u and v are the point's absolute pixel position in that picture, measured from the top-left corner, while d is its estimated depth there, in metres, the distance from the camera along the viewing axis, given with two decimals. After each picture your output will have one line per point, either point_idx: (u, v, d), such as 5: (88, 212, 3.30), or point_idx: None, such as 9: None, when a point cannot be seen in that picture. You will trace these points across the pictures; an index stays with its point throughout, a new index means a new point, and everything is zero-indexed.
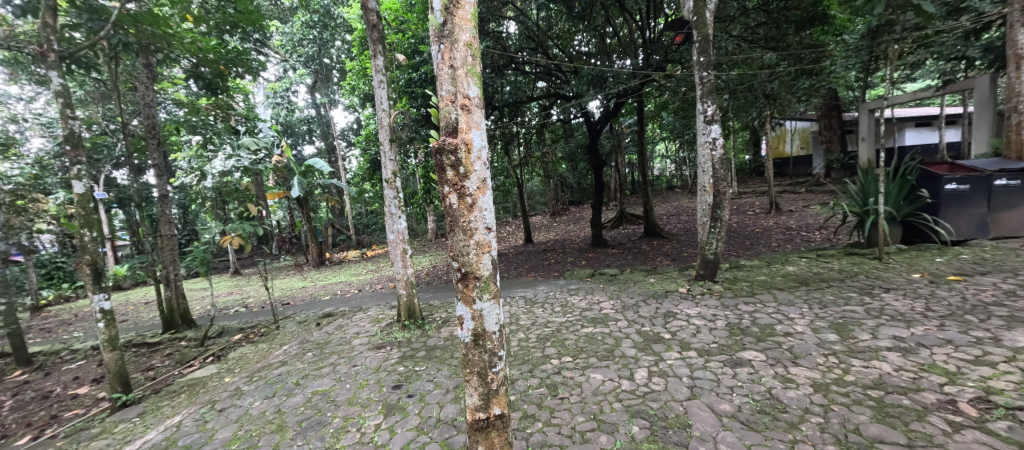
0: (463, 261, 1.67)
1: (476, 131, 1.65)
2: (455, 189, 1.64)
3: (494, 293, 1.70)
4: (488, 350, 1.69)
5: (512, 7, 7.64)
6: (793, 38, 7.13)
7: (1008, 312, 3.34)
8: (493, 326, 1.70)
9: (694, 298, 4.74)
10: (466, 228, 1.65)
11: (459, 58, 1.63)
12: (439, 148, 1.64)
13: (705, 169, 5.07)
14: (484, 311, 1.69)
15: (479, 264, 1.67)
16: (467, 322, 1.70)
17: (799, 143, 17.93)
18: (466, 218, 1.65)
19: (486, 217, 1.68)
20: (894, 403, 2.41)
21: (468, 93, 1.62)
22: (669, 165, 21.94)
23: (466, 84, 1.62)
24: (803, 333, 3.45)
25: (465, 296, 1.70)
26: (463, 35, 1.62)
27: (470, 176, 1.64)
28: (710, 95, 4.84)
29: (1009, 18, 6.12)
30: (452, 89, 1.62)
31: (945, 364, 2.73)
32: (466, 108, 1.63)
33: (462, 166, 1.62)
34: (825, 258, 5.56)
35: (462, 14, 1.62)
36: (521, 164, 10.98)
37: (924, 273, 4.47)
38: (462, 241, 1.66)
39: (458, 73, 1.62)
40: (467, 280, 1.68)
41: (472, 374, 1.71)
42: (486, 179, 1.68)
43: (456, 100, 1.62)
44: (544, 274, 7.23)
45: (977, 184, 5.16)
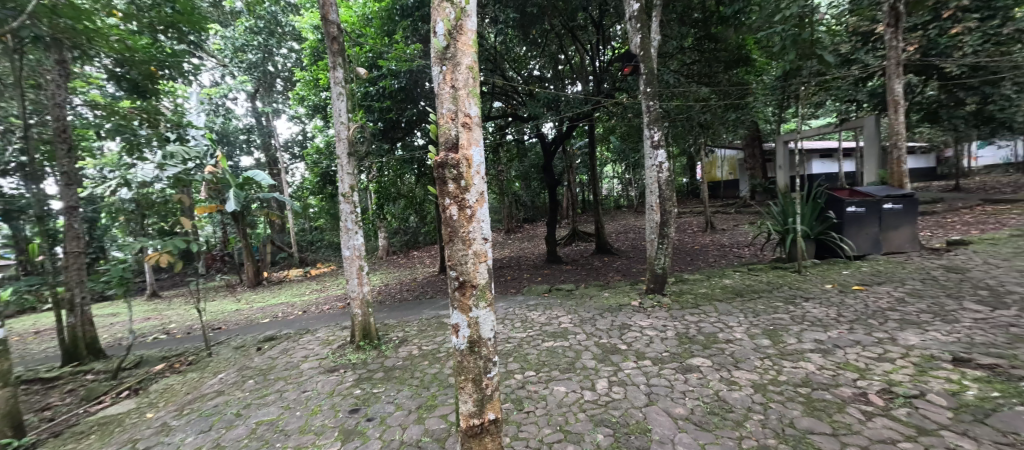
0: (462, 269, 1.71)
1: (476, 147, 1.73)
2: (456, 200, 1.68)
3: (489, 301, 1.75)
4: (483, 356, 1.73)
5: None
6: (722, 76, 8.00)
7: (901, 315, 3.90)
8: (488, 333, 1.74)
9: (646, 310, 5.02)
10: (465, 238, 1.69)
11: (461, 79, 1.70)
12: (440, 162, 1.68)
13: (651, 190, 5.47)
14: (479, 318, 1.73)
15: (476, 272, 1.72)
16: (462, 329, 1.73)
17: (728, 169, 19.88)
18: (466, 229, 1.70)
19: (484, 228, 1.74)
20: (820, 398, 2.72)
21: (470, 111, 1.70)
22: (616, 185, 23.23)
23: (466, 104, 1.70)
24: (741, 339, 3.81)
25: (461, 304, 1.73)
26: (466, 59, 1.70)
27: (470, 189, 1.70)
28: (657, 123, 5.29)
29: (888, 70, 7.27)
30: (453, 108, 1.69)
31: (856, 361, 3.13)
32: (467, 126, 1.70)
33: (463, 179, 1.68)
34: (755, 271, 6.19)
35: (466, 41, 1.71)
36: None
37: (834, 283, 5.11)
38: (461, 250, 1.70)
39: (460, 94, 1.69)
40: (464, 289, 1.72)
41: (467, 380, 1.73)
42: (484, 192, 1.73)
43: (457, 118, 1.69)
44: (503, 290, 7.29)
45: (871, 207, 6.03)
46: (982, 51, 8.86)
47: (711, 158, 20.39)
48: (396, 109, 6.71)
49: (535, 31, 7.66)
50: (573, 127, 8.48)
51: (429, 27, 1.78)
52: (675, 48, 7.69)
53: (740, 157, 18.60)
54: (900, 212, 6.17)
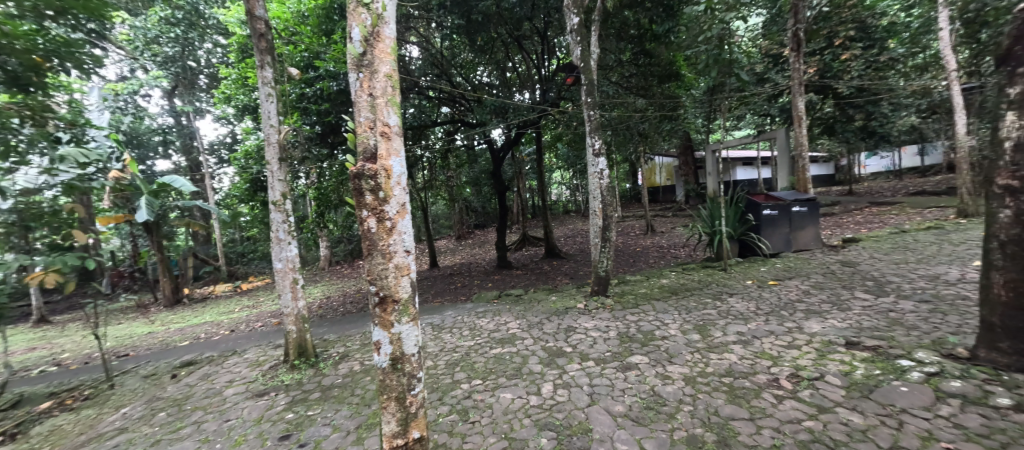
0: (382, 284, 1.70)
1: (396, 157, 1.73)
2: (374, 212, 1.67)
3: (412, 316, 1.75)
4: (407, 373, 1.73)
5: (416, 32, 7.90)
6: (657, 89, 8.52)
7: (808, 305, 4.37)
8: (412, 349, 1.74)
9: (590, 312, 5.21)
10: (385, 251, 1.69)
11: (379, 87, 1.71)
12: (357, 173, 1.66)
13: (594, 196, 5.68)
14: (402, 334, 1.72)
15: (398, 287, 1.72)
16: (384, 346, 1.71)
17: (666, 175, 21.16)
18: (385, 242, 1.69)
19: (406, 240, 1.75)
20: (741, 386, 2.96)
21: (388, 120, 1.70)
22: (564, 191, 23.89)
23: (385, 112, 1.70)
24: (675, 336, 4.07)
25: (383, 320, 1.71)
26: (383, 67, 1.71)
27: (390, 200, 1.69)
28: (598, 132, 5.53)
29: (793, 89, 8.17)
30: (371, 116, 1.69)
31: (770, 350, 3.45)
32: (386, 135, 1.70)
33: (381, 190, 1.67)
34: (688, 271, 6.64)
35: (383, 48, 1.72)
36: (425, 188, 10.86)
37: (754, 279, 5.62)
38: (380, 264, 1.69)
39: (378, 102, 1.69)
40: (385, 305, 1.71)
41: (389, 399, 1.71)
42: (406, 203, 1.74)
43: (375, 127, 1.68)
44: (452, 298, 7.20)
45: (782, 210, 6.75)
46: (864, 76, 10.40)
47: (651, 164, 21.60)
48: (335, 113, 6.44)
49: (481, 39, 7.72)
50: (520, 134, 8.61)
51: (346, 32, 1.76)
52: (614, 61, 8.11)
53: (676, 163, 19.88)
54: (806, 214, 6.94)
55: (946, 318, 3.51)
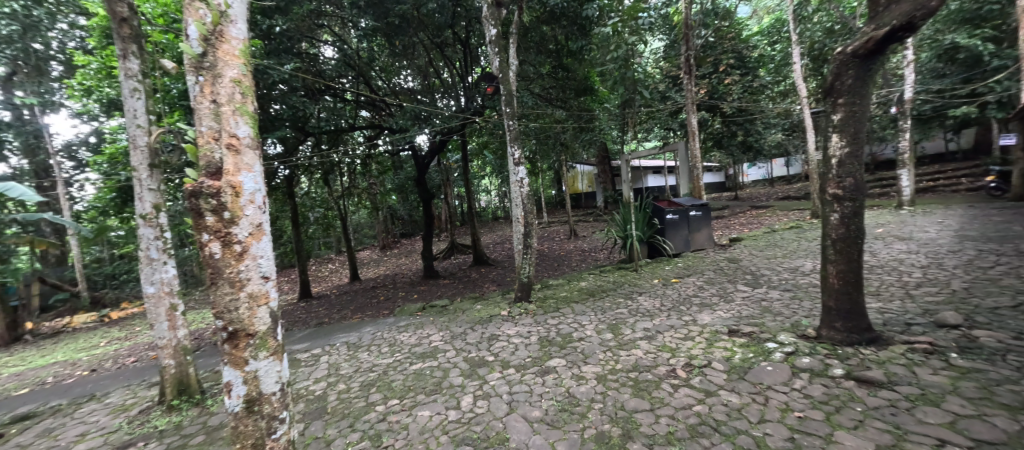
0: (230, 318, 1.69)
1: (247, 172, 1.75)
2: (218, 236, 1.67)
3: (271, 350, 1.78)
4: (265, 415, 1.75)
5: (329, 31, 7.36)
6: (574, 101, 8.92)
7: (702, 299, 4.86)
8: (272, 387, 1.77)
9: (513, 319, 5.28)
10: (233, 280, 1.70)
11: (223, 94, 1.73)
12: (196, 191, 1.64)
13: (516, 203, 5.79)
14: (259, 371, 1.74)
15: (252, 319, 1.73)
16: (237, 388, 1.71)
17: (588, 182, 22.33)
18: (234, 268, 1.70)
19: (261, 266, 1.77)
20: (644, 379, 3.18)
21: (236, 132, 1.73)
22: (493, 198, 24.13)
23: (231, 124, 1.73)
24: (591, 336, 4.28)
25: (234, 359, 1.71)
26: (228, 72, 1.75)
27: (239, 222, 1.71)
28: (517, 141, 5.65)
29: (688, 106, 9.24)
30: (215, 127, 1.70)
31: (671, 342, 3.77)
32: (232, 148, 1.72)
33: (226, 210, 1.68)
34: (605, 272, 7.05)
35: (228, 49, 1.77)
36: (343, 196, 10.25)
37: (660, 278, 6.13)
38: (230, 294, 1.69)
39: (223, 111, 1.71)
40: (237, 341, 1.71)
41: (246, 446, 1.71)
42: (258, 223, 1.77)
43: (220, 138, 1.69)
44: (373, 314, 6.83)
45: (682, 214, 7.49)
46: (743, 98, 12.08)
47: (573, 172, 22.67)
48: None
49: (400, 42, 7.52)
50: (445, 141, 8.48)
51: (184, 28, 1.76)
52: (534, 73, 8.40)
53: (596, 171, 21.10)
54: (702, 217, 7.76)
55: (802, 303, 4.14)
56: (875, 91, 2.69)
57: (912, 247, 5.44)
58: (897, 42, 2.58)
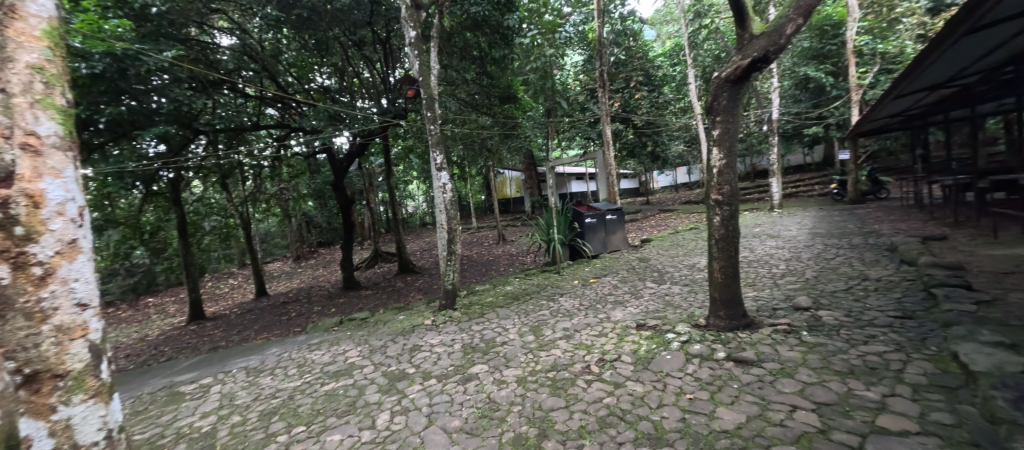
0: (26, 358, 1.50)
1: (48, 177, 1.66)
2: (7, 258, 1.51)
3: (87, 390, 1.65)
4: None
5: (226, 16, 6.61)
6: (498, 108, 8.86)
7: (617, 297, 5.17)
8: (90, 436, 1.65)
9: (437, 327, 5.15)
10: (33, 310, 1.54)
11: (13, 84, 1.61)
12: None
13: (440, 208, 5.67)
14: (72, 418, 1.60)
15: (61, 354, 1.60)
16: (39, 445, 1.50)
17: (516, 187, 22.75)
18: (31, 295, 1.55)
19: (72, 290, 1.67)
20: (561, 377, 3.27)
21: (35, 130, 1.64)
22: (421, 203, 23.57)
23: (27, 121, 1.62)
24: (514, 340, 4.32)
25: (33, 411, 1.50)
26: (22, 57, 1.64)
27: (40, 238, 1.60)
28: (439, 146, 5.54)
29: (602, 116, 9.88)
30: (5, 123, 1.56)
31: (587, 340, 3.94)
32: (29, 149, 1.61)
33: (19, 225, 1.55)
34: (530, 275, 7.20)
35: (21, 29, 1.67)
36: (247, 203, 9.27)
37: (580, 279, 6.41)
38: (27, 327, 1.52)
39: (16, 105, 1.60)
40: (38, 386, 1.52)
41: None
42: (68, 237, 1.69)
43: (12, 136, 1.57)
44: (282, 332, 6.24)
45: (599, 218, 7.93)
46: (652, 111, 13.22)
47: (502, 177, 22.97)
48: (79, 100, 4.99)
49: (313, 37, 6.87)
50: (365, 143, 8.08)
51: None
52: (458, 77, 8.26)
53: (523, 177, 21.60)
54: (618, 221, 8.29)
55: (698, 295, 4.60)
56: (742, 112, 3.08)
57: (784, 242, 6.32)
58: (757, 72, 2.99)
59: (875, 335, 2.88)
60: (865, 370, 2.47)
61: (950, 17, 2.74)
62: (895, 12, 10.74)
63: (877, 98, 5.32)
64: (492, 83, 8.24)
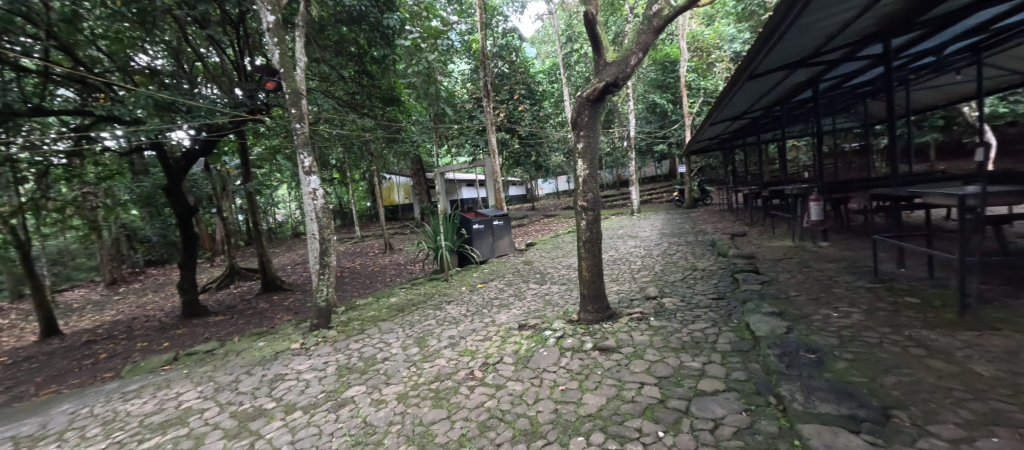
0: None
1: None
2: None
3: None
4: None
5: None
6: (381, 111, 8.26)
7: (501, 300, 5.35)
8: None
9: (307, 351, 4.64)
10: None
11: None
12: None
13: (311, 218, 5.15)
14: None
15: None
16: None
17: (404, 194, 22.05)
18: None
19: None
20: (443, 387, 3.21)
21: None
22: (294, 211, 21.24)
23: None
24: (395, 355, 4.13)
25: None
26: None
27: None
28: (308, 147, 5.06)
29: (488, 124, 10.15)
30: None
31: (471, 345, 3.99)
32: None
33: None
34: (416, 285, 6.99)
35: None
36: (38, 214, 7.17)
37: (467, 285, 6.47)
38: None
39: None
40: None
41: None
42: None
43: None
44: (84, 382, 4.88)
45: (487, 223, 8.11)
46: (533, 124, 14.06)
47: (388, 183, 22.04)
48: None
49: None
50: (213, 141, 6.95)
51: None
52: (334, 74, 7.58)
53: (412, 183, 21.05)
54: (504, 226, 8.59)
55: (572, 293, 5.03)
56: (601, 128, 3.48)
57: (642, 242, 7.27)
58: (611, 94, 3.42)
59: (699, 314, 3.50)
60: (692, 345, 2.98)
61: (743, 58, 3.49)
62: (714, 56, 13.49)
63: (707, 121, 6.40)
64: (373, 83, 7.84)
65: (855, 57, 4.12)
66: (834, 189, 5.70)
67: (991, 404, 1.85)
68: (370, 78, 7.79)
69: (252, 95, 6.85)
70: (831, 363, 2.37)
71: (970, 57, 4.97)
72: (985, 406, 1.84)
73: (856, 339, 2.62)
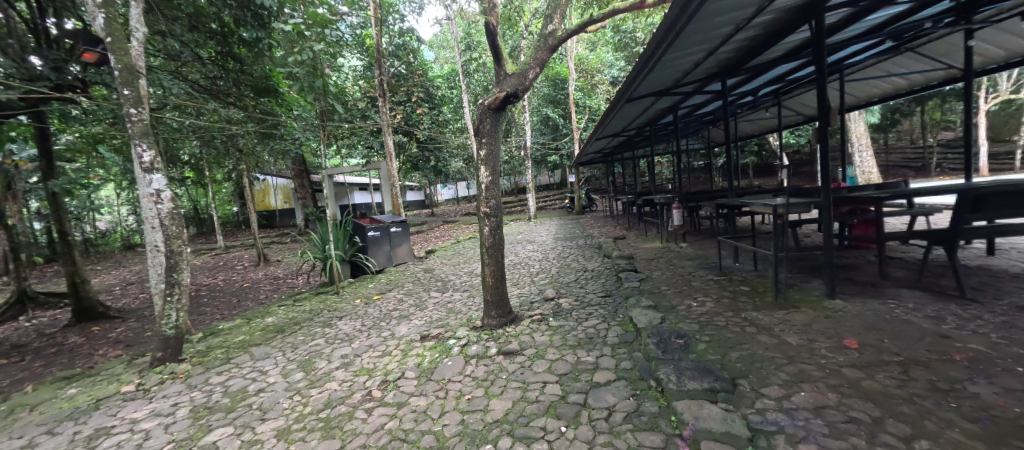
0: None
1: None
2: None
3: None
4: None
5: None
6: (252, 101, 7.26)
7: (400, 312, 5.12)
8: None
9: (148, 393, 3.63)
10: None
11: None
12: None
13: (152, 226, 4.06)
14: None
15: None
16: None
17: (283, 197, 19.69)
18: None
19: None
20: (336, 414, 2.90)
21: None
22: (129, 217, 17.27)
23: None
24: (274, 383, 3.60)
25: None
26: None
27: None
28: (148, 138, 4.00)
29: (383, 126, 9.65)
30: None
31: (367, 364, 3.71)
32: None
33: None
34: (299, 302, 6.25)
35: None
36: None
37: (362, 297, 6.04)
38: None
39: None
40: None
41: None
42: None
43: None
44: None
45: (383, 230, 7.68)
46: (432, 128, 13.73)
47: (262, 184, 19.45)
48: None
49: None
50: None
51: None
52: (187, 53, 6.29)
53: (293, 186, 18.94)
54: (402, 233, 8.25)
55: (474, 300, 5.06)
56: (502, 137, 3.60)
57: (538, 246, 7.66)
58: (512, 105, 3.56)
59: (591, 312, 3.88)
60: (587, 341, 3.28)
61: (623, 83, 4.00)
62: (596, 78, 15.06)
63: (592, 134, 7.05)
64: (242, 69, 6.75)
65: (703, 92, 5.03)
66: (691, 198, 6.76)
67: (798, 365, 2.44)
68: (240, 64, 6.73)
69: (60, 68, 5.24)
70: (694, 345, 2.84)
71: (773, 99, 6.48)
72: (795, 367, 2.42)
73: (710, 323, 3.19)
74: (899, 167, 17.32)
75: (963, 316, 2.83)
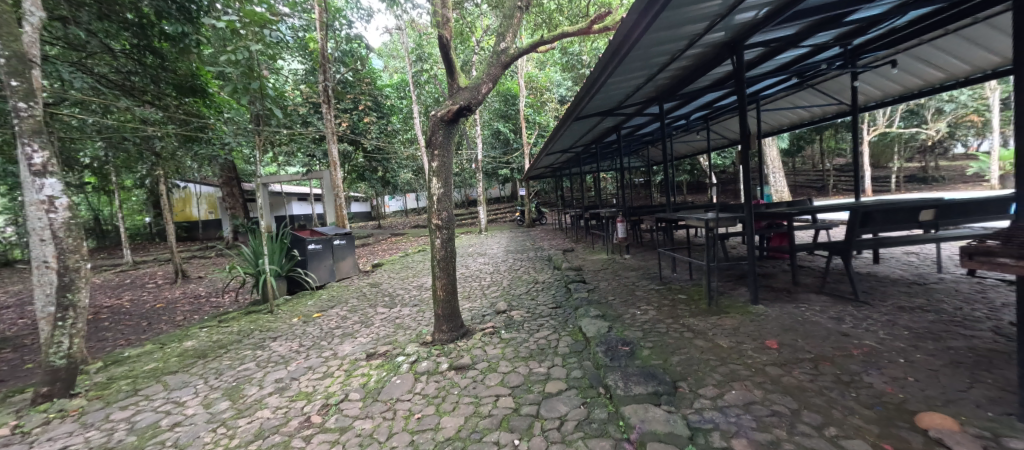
0: None
1: None
2: None
3: None
4: None
5: None
6: (173, 100, 6.68)
7: (343, 330, 4.85)
8: None
9: (29, 437, 3.10)
10: None
11: None
12: None
13: (40, 241, 3.51)
14: None
15: None
16: None
17: (207, 207, 18.04)
18: None
19: None
20: (269, 445, 2.68)
21: None
22: (9, 228, 14.81)
23: None
24: (194, 415, 3.25)
25: None
26: None
27: None
28: (40, 137, 3.48)
29: (327, 134, 9.20)
30: None
31: (305, 387, 3.48)
32: None
33: None
34: (226, 323, 5.70)
35: None
36: None
37: (299, 316, 5.64)
38: None
39: None
40: None
41: None
42: None
43: None
44: None
45: (325, 243, 7.25)
46: (380, 138, 13.37)
47: (183, 192, 17.72)
48: None
49: None
50: None
51: None
52: (93, 43, 5.60)
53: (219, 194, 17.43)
54: (345, 246, 7.83)
55: (424, 315, 4.94)
56: (454, 149, 3.61)
57: (489, 260, 7.65)
58: (464, 118, 3.60)
59: (543, 323, 3.95)
60: (538, 352, 3.34)
61: (570, 103, 4.24)
62: (544, 96, 15.57)
63: (543, 150, 7.29)
64: (163, 65, 6.17)
65: (643, 113, 5.41)
66: (633, 213, 7.15)
67: (729, 366, 2.68)
68: (159, 59, 6.16)
69: None
70: (638, 351, 3.02)
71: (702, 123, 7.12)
72: (726, 368, 2.66)
73: (652, 330, 3.40)
74: (805, 186, 19.63)
75: (858, 317, 3.27)
